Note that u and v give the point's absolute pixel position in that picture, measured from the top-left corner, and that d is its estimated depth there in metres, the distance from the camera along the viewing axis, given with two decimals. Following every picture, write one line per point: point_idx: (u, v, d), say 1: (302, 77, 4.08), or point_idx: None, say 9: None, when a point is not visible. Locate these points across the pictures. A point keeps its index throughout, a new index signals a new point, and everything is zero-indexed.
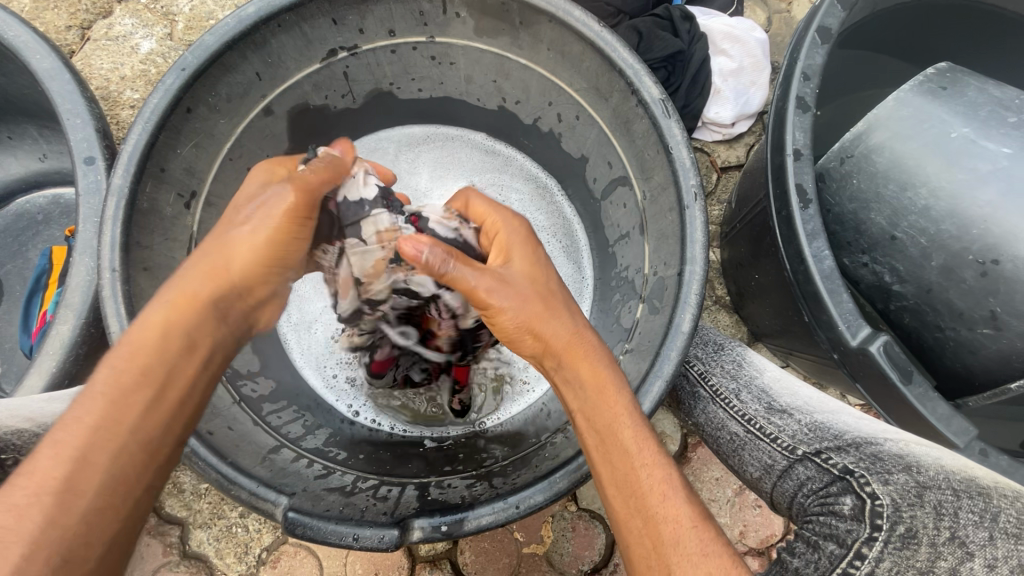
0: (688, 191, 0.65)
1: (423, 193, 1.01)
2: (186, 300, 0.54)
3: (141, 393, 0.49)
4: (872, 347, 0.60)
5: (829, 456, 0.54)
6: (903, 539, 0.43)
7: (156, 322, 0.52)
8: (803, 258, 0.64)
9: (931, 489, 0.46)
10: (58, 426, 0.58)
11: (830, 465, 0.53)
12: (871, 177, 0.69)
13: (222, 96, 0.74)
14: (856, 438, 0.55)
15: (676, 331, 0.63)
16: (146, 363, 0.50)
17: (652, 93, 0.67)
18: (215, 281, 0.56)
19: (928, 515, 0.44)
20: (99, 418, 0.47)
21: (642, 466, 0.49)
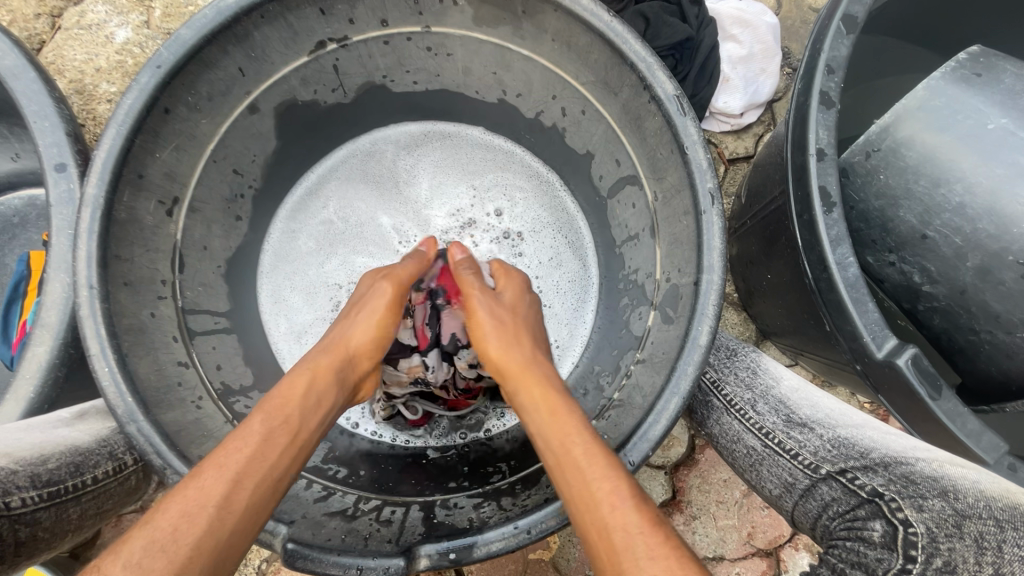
0: (705, 195, 0.61)
1: (419, 199, 0.95)
2: (324, 371, 0.58)
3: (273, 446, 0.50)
4: (900, 360, 0.57)
5: (854, 477, 0.51)
6: (941, 574, 0.41)
7: (302, 379, 0.56)
8: (826, 266, 0.61)
9: (971, 519, 0.43)
10: (40, 461, 0.54)
11: (857, 487, 0.50)
12: (900, 173, 0.64)
13: (203, 94, 0.69)
14: (884, 456, 0.52)
15: (693, 344, 0.59)
16: (292, 412, 0.52)
17: (666, 89, 0.62)
18: (346, 358, 0.61)
19: (968, 548, 0.42)
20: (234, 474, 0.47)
21: (594, 480, 0.47)
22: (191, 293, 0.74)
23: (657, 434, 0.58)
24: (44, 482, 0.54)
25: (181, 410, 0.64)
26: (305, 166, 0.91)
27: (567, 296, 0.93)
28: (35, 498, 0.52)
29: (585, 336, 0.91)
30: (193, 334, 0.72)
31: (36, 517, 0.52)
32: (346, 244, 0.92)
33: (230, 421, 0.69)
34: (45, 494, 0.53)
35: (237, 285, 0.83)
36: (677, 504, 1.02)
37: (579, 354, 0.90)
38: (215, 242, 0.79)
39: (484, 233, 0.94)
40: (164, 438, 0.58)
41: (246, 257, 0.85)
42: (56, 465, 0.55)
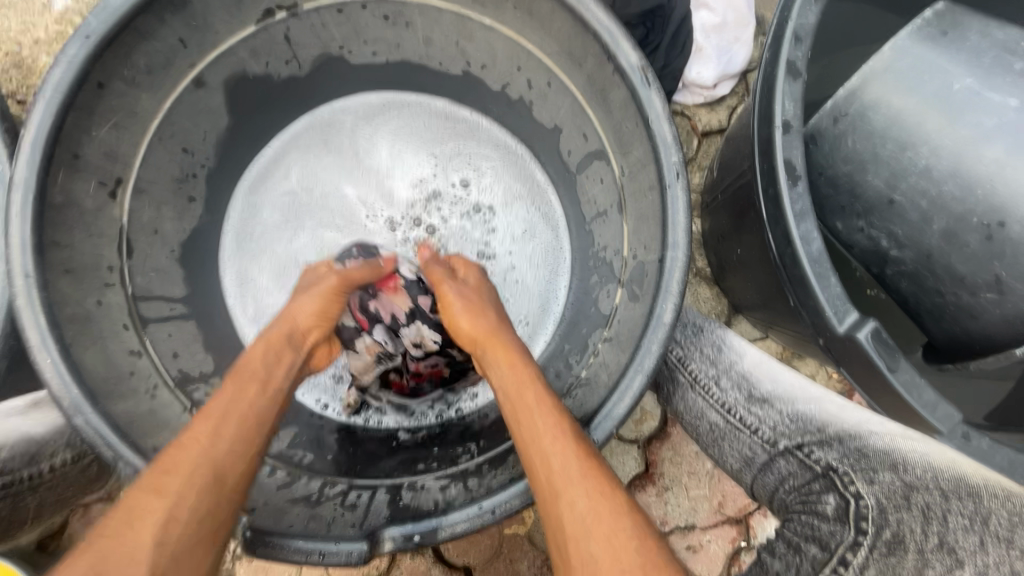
0: (670, 169, 0.60)
1: (384, 171, 0.91)
2: (275, 343, 0.63)
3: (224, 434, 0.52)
4: (860, 334, 0.57)
5: (810, 451, 0.53)
6: (889, 545, 0.43)
7: (251, 359, 0.60)
8: (790, 241, 0.60)
9: (919, 490, 0.45)
10: None
11: (813, 462, 0.52)
12: (868, 137, 0.64)
13: (141, 67, 0.64)
14: (839, 430, 0.54)
15: (657, 321, 0.59)
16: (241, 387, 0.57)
17: (630, 59, 0.60)
18: (297, 329, 0.66)
19: (914, 520, 0.44)
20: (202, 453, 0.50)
21: (546, 445, 0.52)
22: (142, 279, 0.71)
23: (621, 412, 0.58)
24: None
25: (134, 401, 0.62)
26: (261, 144, 0.87)
27: (538, 269, 0.91)
28: None
29: (557, 315, 0.90)
30: (147, 322, 0.70)
31: None
32: (308, 219, 0.89)
33: (188, 410, 0.68)
34: None
35: (194, 270, 0.80)
36: (650, 476, 1.04)
37: (552, 330, 0.89)
38: (167, 225, 0.75)
39: (450, 203, 0.92)
40: (115, 430, 0.56)
41: (201, 240, 0.82)
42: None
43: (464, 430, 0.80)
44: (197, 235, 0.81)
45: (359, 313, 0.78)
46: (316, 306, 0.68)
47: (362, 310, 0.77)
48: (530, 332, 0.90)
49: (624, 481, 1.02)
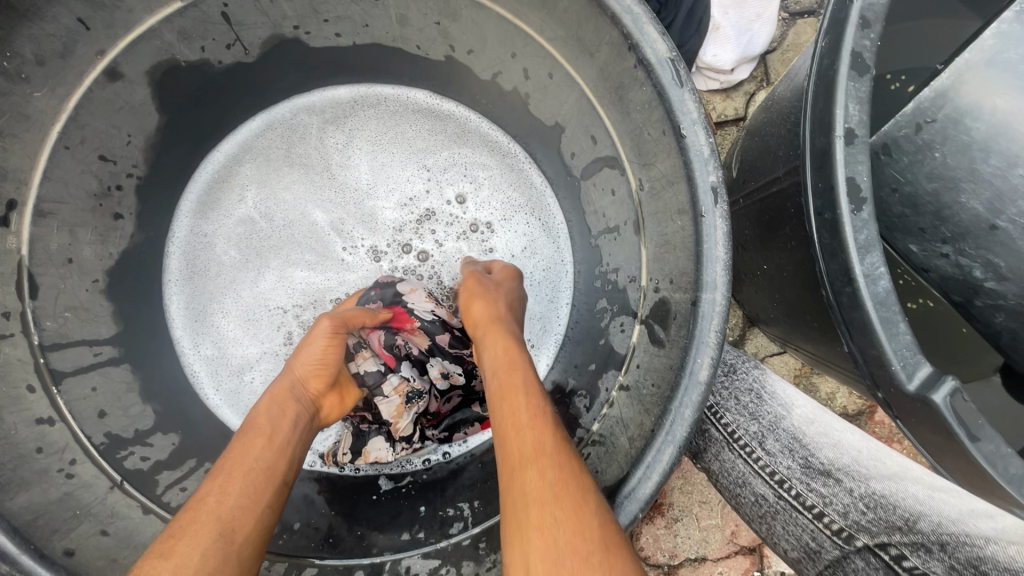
0: (707, 191, 0.48)
1: (361, 187, 0.77)
2: (283, 392, 0.54)
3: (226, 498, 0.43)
4: (936, 396, 0.46)
5: (901, 558, 0.41)
6: None
7: (261, 411, 0.52)
8: (850, 278, 0.49)
9: None
10: None
11: (904, 572, 0.40)
12: (963, 150, 0.50)
13: (28, 58, 0.50)
14: (937, 527, 0.41)
15: (691, 381, 0.48)
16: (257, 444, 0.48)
17: (659, 51, 0.48)
18: (311, 376, 0.56)
19: None
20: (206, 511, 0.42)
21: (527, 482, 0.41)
22: (53, 322, 0.57)
23: (648, 493, 0.48)
24: None
25: (41, 488, 0.49)
26: (204, 145, 0.73)
27: (540, 287, 0.79)
28: None
29: (559, 334, 0.79)
30: (61, 376, 0.57)
31: None
32: (276, 248, 0.75)
33: (117, 484, 0.56)
34: None
35: (126, 301, 0.67)
36: (658, 507, 0.95)
37: (552, 357, 0.79)
38: (86, 252, 0.61)
39: (442, 225, 0.78)
40: (11, 536, 0.44)
41: (133, 265, 0.68)
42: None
43: (454, 479, 0.69)
44: (128, 259, 0.67)
45: (383, 348, 0.66)
46: (322, 349, 0.58)
47: (385, 343, 0.67)
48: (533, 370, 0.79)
49: None
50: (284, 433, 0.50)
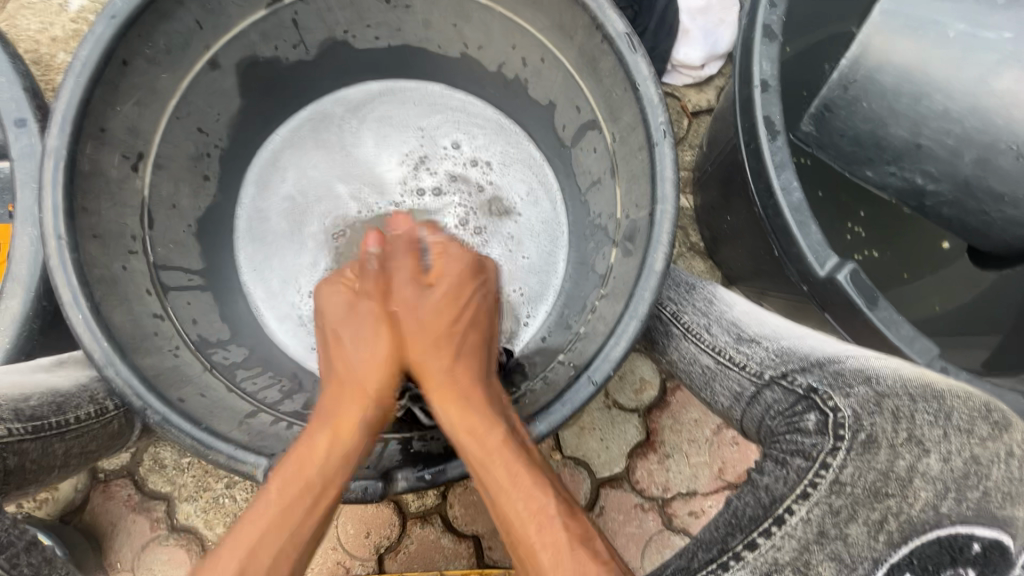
0: (657, 128, 0.64)
1: (371, 157, 0.94)
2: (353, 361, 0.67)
3: (296, 505, 0.56)
4: (840, 275, 0.61)
5: (793, 378, 0.57)
6: (864, 445, 0.50)
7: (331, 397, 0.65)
8: (772, 192, 0.64)
9: (889, 396, 0.52)
10: (22, 398, 0.58)
11: (794, 386, 0.57)
12: (882, 95, 0.64)
13: (161, 47, 0.69)
14: (821, 356, 0.58)
15: (649, 270, 0.63)
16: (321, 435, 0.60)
17: (617, 27, 0.65)
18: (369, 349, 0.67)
19: (887, 421, 0.50)
20: (282, 506, 0.55)
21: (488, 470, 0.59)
22: (161, 249, 0.75)
23: (617, 354, 0.62)
24: (28, 416, 0.57)
25: (158, 357, 0.65)
26: (268, 128, 0.91)
27: (540, 239, 0.95)
28: (20, 429, 0.56)
29: (557, 287, 0.92)
30: (167, 289, 0.74)
31: (22, 447, 0.56)
32: (306, 205, 0.92)
33: (208, 369, 0.71)
34: (30, 427, 0.57)
35: (210, 245, 0.84)
36: (651, 444, 1.07)
37: (553, 303, 0.91)
38: (185, 201, 0.79)
39: (450, 169, 0.96)
40: (143, 380, 0.60)
41: (215, 218, 0.86)
42: (38, 402, 0.59)
43: None
44: (212, 212, 0.85)
45: None
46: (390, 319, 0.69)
47: None
48: (533, 300, 0.93)
49: (626, 449, 1.06)
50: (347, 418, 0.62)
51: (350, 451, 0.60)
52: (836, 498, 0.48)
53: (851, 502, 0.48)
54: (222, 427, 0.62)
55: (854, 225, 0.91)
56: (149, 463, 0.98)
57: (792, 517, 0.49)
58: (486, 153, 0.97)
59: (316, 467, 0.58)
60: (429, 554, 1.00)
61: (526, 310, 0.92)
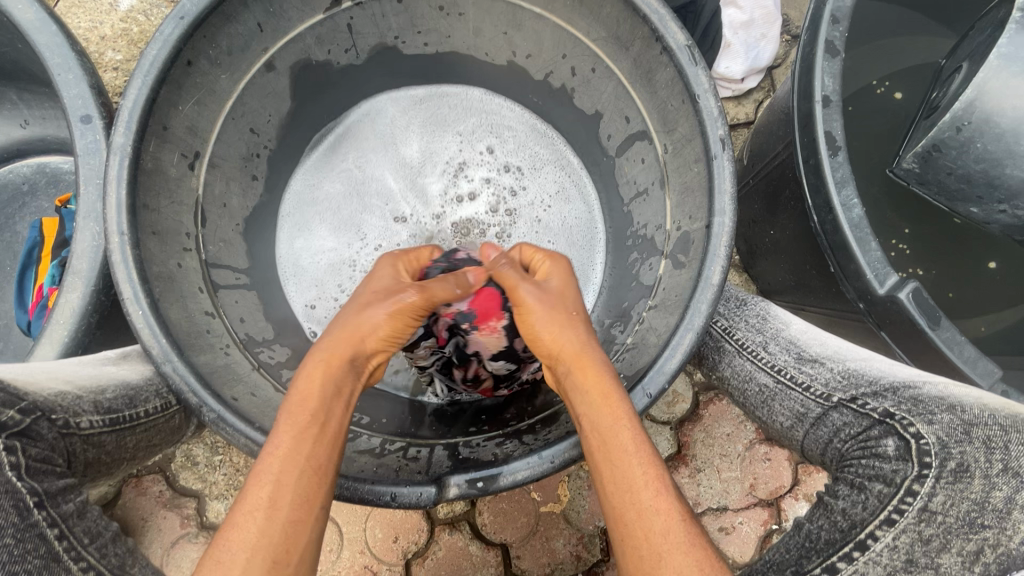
0: (716, 141, 0.64)
1: (415, 163, 0.95)
2: (337, 359, 0.59)
3: (310, 433, 0.52)
4: (901, 294, 0.60)
5: (865, 402, 0.56)
6: (955, 474, 0.46)
7: (316, 382, 0.56)
8: (831, 208, 0.64)
9: (978, 426, 0.48)
10: (99, 391, 0.60)
11: (869, 410, 0.55)
12: (998, 138, 0.66)
13: (223, 48, 0.70)
14: (892, 381, 0.56)
15: (706, 283, 0.62)
16: (313, 415, 0.53)
17: (678, 40, 0.65)
18: (358, 345, 0.61)
19: (978, 450, 0.47)
20: (295, 440, 0.51)
21: (638, 469, 0.51)
22: (213, 248, 0.75)
23: (672, 367, 0.61)
24: (106, 409, 0.59)
25: (212, 355, 0.66)
26: (315, 130, 0.92)
27: (576, 240, 0.95)
28: (99, 422, 0.58)
29: (597, 284, 0.93)
30: (217, 288, 0.74)
31: (100, 440, 0.59)
32: (342, 206, 0.93)
33: (257, 368, 0.72)
34: (108, 420, 0.59)
35: (256, 245, 0.85)
36: (683, 458, 1.06)
37: (594, 301, 0.93)
38: (234, 200, 0.80)
39: (485, 175, 0.96)
40: (199, 378, 0.60)
41: (261, 218, 0.87)
42: (113, 396, 0.61)
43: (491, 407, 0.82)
44: (258, 211, 0.86)
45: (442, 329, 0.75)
46: (392, 321, 0.63)
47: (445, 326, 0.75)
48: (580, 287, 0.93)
49: None
50: (336, 422, 0.55)
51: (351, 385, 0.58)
52: (926, 526, 0.45)
53: (943, 531, 0.44)
54: (273, 427, 0.62)
55: (899, 242, 0.91)
56: (181, 459, 0.99)
57: (877, 543, 0.45)
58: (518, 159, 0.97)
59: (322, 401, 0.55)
60: (457, 561, 0.99)
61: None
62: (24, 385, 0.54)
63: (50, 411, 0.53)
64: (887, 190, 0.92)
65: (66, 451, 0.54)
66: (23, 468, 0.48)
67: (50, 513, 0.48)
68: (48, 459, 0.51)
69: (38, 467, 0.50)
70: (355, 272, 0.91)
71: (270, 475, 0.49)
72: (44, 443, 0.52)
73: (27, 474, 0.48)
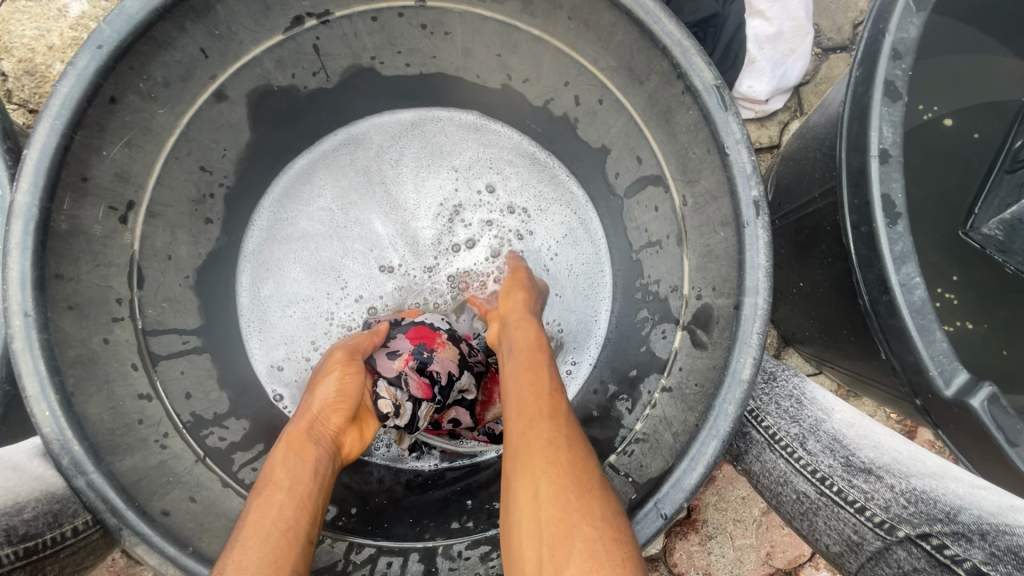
0: (748, 204, 0.53)
1: (409, 205, 0.83)
2: (299, 433, 0.55)
3: (272, 502, 0.49)
4: (974, 400, 0.49)
5: (943, 545, 0.44)
6: None
7: (278, 459, 0.53)
8: (887, 287, 0.52)
9: None
10: (15, 510, 0.46)
11: (951, 561, 0.43)
12: None
13: (158, 79, 0.58)
14: (977, 521, 0.45)
15: (734, 379, 0.51)
16: (280, 484, 0.51)
17: (705, 79, 0.53)
18: (318, 415, 0.57)
19: None
20: (257, 519, 0.48)
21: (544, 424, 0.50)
22: (153, 311, 0.65)
23: (691, 483, 0.51)
24: (20, 537, 0.45)
25: (142, 453, 0.55)
26: (281, 161, 0.80)
27: (579, 286, 0.84)
28: (10, 556, 0.44)
29: (600, 336, 0.82)
30: (158, 359, 0.64)
31: None
32: (320, 248, 0.82)
33: (202, 457, 0.61)
34: (22, 551, 0.45)
35: (211, 298, 0.74)
36: (692, 522, 0.96)
37: (596, 355, 0.82)
38: (182, 250, 0.69)
39: (484, 215, 0.84)
40: (120, 491, 0.50)
41: (218, 265, 0.76)
42: (31, 516, 0.47)
43: (487, 482, 0.70)
44: (214, 259, 0.75)
45: (419, 382, 0.66)
46: (339, 379, 0.60)
47: (420, 376, 0.66)
48: (579, 344, 0.83)
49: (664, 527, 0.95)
50: (304, 484, 0.51)
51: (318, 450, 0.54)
52: None
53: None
54: (211, 547, 0.52)
55: (946, 291, 0.80)
56: None
57: None
58: (522, 198, 0.85)
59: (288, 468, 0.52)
60: None
61: (571, 356, 0.83)
62: None
63: None
64: (935, 236, 0.80)
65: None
66: None
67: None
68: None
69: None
70: (332, 326, 0.81)
71: (235, 556, 0.45)
72: None
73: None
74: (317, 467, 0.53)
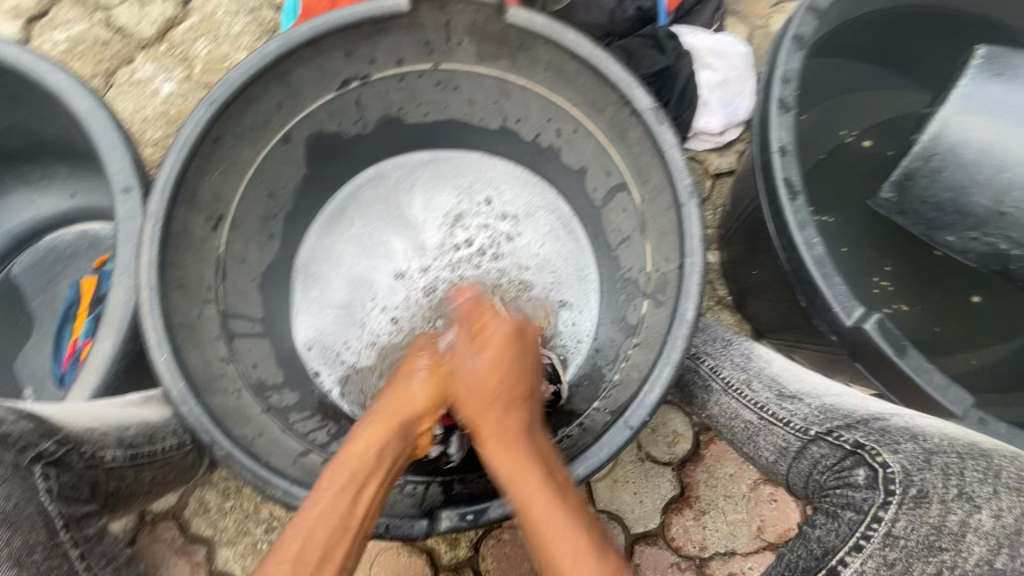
0: (684, 190, 0.70)
1: (417, 221, 1.02)
2: (386, 421, 0.65)
3: (346, 486, 0.59)
4: (867, 324, 0.65)
5: (839, 433, 0.61)
6: (917, 500, 0.53)
7: (361, 436, 0.63)
8: (795, 247, 0.68)
9: (938, 454, 0.55)
10: (124, 426, 0.69)
11: (841, 441, 0.60)
12: (963, 167, 0.75)
13: (246, 125, 0.80)
14: (863, 415, 0.63)
15: (681, 319, 0.66)
16: (355, 467, 0.60)
17: (644, 103, 0.73)
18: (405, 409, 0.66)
19: (937, 477, 0.53)
20: (332, 492, 0.58)
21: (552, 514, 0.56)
22: (231, 299, 0.83)
23: (652, 401, 0.65)
24: (129, 444, 0.69)
25: (225, 398, 0.72)
26: (325, 194, 0.99)
27: (570, 278, 0.99)
28: (121, 456, 0.68)
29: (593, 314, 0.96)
30: (234, 335, 0.82)
31: (122, 472, 0.68)
32: (353, 265, 0.99)
33: (267, 410, 0.78)
34: (130, 454, 0.69)
35: (271, 297, 0.92)
36: (686, 499, 1.05)
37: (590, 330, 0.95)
38: (252, 256, 0.88)
39: (483, 225, 1.02)
40: (211, 417, 0.66)
41: (278, 272, 0.94)
42: (136, 431, 0.70)
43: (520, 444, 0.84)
44: (275, 266, 0.93)
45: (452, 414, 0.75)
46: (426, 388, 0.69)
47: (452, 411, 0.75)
48: (578, 322, 0.96)
49: (660, 503, 1.04)
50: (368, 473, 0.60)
51: (394, 442, 0.64)
52: (890, 551, 0.52)
53: (906, 555, 0.51)
54: (277, 464, 0.68)
55: (882, 280, 0.93)
56: (193, 506, 1.02)
57: (846, 569, 0.52)
58: (512, 207, 1.03)
59: (360, 455, 0.61)
60: None
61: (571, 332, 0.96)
62: (61, 419, 0.64)
63: (80, 443, 0.64)
64: (867, 229, 0.94)
65: (92, 482, 0.65)
66: (53, 494, 0.60)
67: (73, 534, 0.60)
68: (75, 487, 0.63)
69: (66, 493, 0.61)
70: (362, 331, 0.96)
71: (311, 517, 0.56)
72: (72, 472, 0.62)
73: (54, 499, 0.60)
74: (387, 458, 0.63)
